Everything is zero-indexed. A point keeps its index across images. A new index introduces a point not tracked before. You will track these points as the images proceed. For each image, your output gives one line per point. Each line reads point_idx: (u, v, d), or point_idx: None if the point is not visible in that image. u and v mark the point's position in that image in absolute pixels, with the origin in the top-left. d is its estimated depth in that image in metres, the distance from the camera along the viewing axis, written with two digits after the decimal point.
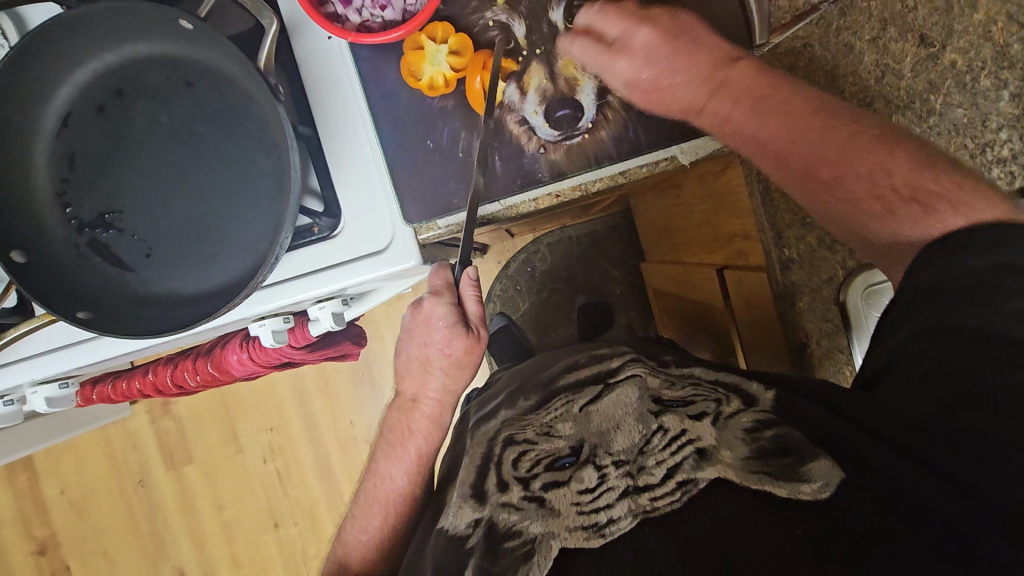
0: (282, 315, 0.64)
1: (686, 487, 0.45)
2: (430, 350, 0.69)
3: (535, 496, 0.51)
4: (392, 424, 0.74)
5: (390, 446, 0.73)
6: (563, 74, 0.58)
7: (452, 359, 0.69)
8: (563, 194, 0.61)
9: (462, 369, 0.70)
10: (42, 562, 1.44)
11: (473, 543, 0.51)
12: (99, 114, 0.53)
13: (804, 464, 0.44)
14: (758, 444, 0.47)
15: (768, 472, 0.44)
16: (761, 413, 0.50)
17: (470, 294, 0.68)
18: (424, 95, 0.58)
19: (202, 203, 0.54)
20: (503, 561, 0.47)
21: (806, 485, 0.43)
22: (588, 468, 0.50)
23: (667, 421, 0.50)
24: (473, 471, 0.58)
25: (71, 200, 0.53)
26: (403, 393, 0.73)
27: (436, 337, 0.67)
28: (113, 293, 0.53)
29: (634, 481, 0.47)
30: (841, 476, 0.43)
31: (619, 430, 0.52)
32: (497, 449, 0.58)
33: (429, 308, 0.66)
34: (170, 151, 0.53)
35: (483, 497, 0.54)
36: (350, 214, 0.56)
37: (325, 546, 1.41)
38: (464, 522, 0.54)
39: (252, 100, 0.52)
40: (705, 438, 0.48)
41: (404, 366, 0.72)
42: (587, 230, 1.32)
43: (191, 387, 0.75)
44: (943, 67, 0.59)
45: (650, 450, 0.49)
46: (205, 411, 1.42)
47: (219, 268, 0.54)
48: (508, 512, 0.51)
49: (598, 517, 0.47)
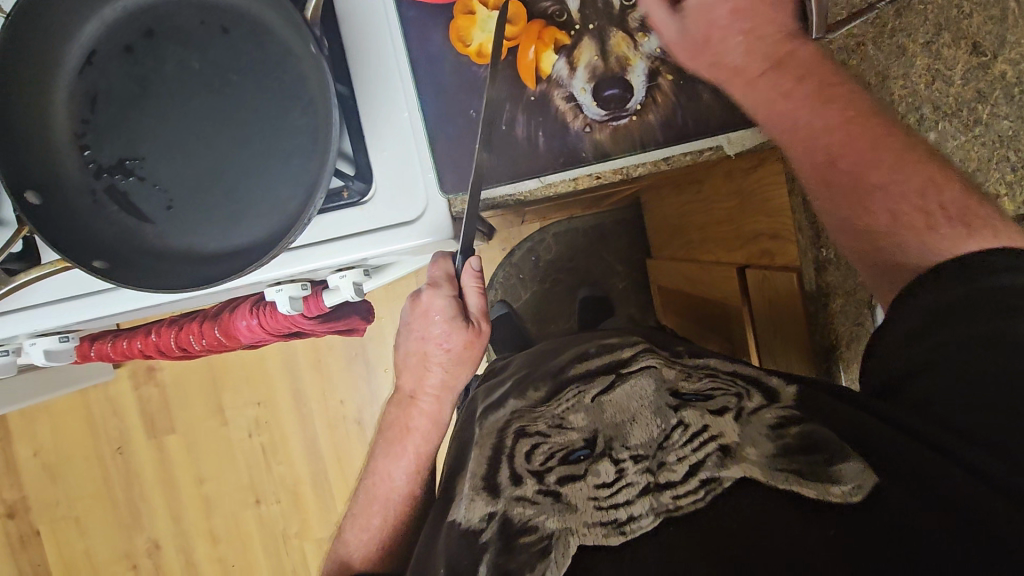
0: (300, 282, 0.63)
1: (709, 485, 0.43)
2: (427, 344, 0.66)
3: (551, 489, 0.49)
4: (391, 419, 0.70)
5: (390, 448, 0.70)
6: (614, 53, 0.57)
7: (450, 355, 0.66)
8: (603, 176, 0.59)
9: (462, 366, 0.67)
10: (10, 526, 1.40)
11: (488, 537, 0.49)
12: (125, 54, 0.50)
13: (832, 464, 0.42)
14: (783, 442, 0.45)
15: (795, 470, 0.42)
16: (786, 409, 0.49)
17: (472, 286, 0.65)
18: (471, 62, 0.57)
19: (232, 158, 0.51)
20: (517, 558, 0.45)
21: (836, 487, 0.41)
22: (605, 462, 0.48)
23: (687, 415, 0.48)
24: (484, 463, 0.55)
25: (91, 142, 0.50)
26: (403, 388, 0.70)
27: (434, 332, 0.65)
28: (132, 244, 0.51)
29: (654, 478, 0.45)
30: (874, 481, 0.41)
31: (635, 424, 0.50)
32: (508, 440, 0.56)
33: (426, 301, 0.65)
34: (197, 100, 0.51)
35: (497, 490, 0.52)
36: (384, 180, 0.55)
37: (308, 524, 1.39)
38: (478, 516, 0.51)
39: (291, 53, 0.50)
40: (727, 434, 0.47)
41: (404, 360, 0.69)
42: (594, 222, 1.31)
43: (195, 351, 0.72)
44: (993, 77, 0.62)
45: (669, 445, 0.47)
46: (191, 380, 1.38)
47: (244, 229, 0.52)
48: (523, 506, 0.48)
49: (616, 514, 0.44)
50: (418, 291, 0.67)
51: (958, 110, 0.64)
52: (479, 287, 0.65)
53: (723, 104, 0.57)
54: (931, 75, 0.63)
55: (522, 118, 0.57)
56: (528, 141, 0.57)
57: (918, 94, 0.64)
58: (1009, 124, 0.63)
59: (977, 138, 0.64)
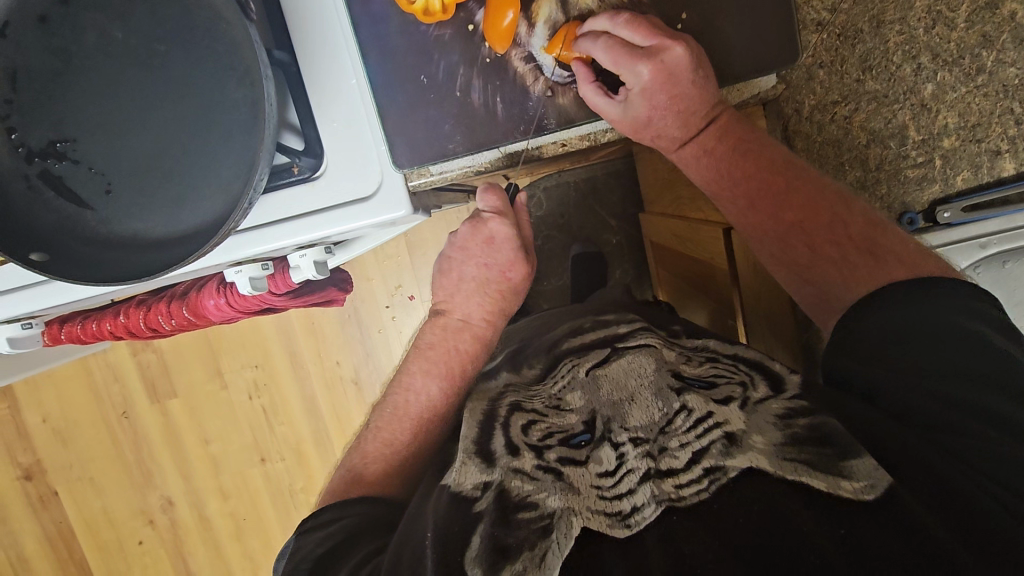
0: (260, 262, 0.60)
1: (714, 476, 0.42)
2: (491, 271, 0.69)
3: (551, 467, 0.48)
4: (433, 341, 0.70)
5: (430, 362, 0.69)
6: (575, 5, 0.56)
7: (510, 284, 0.70)
8: (570, 142, 0.63)
9: (515, 294, 0.72)
10: (28, 487, 1.45)
11: (483, 506, 0.47)
12: (41, 26, 0.46)
13: (844, 459, 0.42)
14: (791, 431, 0.45)
15: (806, 462, 0.42)
16: (790, 400, 0.49)
17: (523, 220, 0.71)
18: (418, 22, 0.56)
19: (171, 137, 0.48)
20: (517, 532, 0.44)
21: (846, 482, 0.40)
22: (605, 447, 0.48)
23: (690, 401, 0.49)
24: (476, 429, 0.56)
25: (17, 125, 0.46)
26: (451, 314, 0.71)
27: (500, 257, 0.68)
28: (71, 233, 0.48)
29: (655, 464, 0.44)
30: (886, 481, 0.41)
31: (634, 404, 0.51)
32: (502, 410, 0.58)
33: (493, 229, 0.66)
34: (123, 76, 0.47)
35: (491, 458, 0.51)
36: (333, 153, 0.52)
37: (312, 482, 1.41)
38: (470, 483, 0.50)
39: (221, 18, 0.46)
40: (733, 422, 0.46)
41: (455, 286, 0.70)
42: (586, 175, 1.23)
43: (166, 329, 0.73)
44: (1002, 17, 0.60)
45: (673, 430, 0.47)
46: (188, 347, 1.38)
47: (189, 213, 0.49)
48: (521, 480, 0.48)
49: (621, 505, 0.43)
50: (479, 214, 0.67)
51: (961, 58, 0.61)
52: (527, 224, 0.72)
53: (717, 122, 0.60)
54: (931, 15, 0.60)
55: (476, 83, 0.57)
56: (486, 108, 0.57)
57: (917, 40, 0.61)
58: (1016, 71, 0.61)
59: (980, 87, 0.62)
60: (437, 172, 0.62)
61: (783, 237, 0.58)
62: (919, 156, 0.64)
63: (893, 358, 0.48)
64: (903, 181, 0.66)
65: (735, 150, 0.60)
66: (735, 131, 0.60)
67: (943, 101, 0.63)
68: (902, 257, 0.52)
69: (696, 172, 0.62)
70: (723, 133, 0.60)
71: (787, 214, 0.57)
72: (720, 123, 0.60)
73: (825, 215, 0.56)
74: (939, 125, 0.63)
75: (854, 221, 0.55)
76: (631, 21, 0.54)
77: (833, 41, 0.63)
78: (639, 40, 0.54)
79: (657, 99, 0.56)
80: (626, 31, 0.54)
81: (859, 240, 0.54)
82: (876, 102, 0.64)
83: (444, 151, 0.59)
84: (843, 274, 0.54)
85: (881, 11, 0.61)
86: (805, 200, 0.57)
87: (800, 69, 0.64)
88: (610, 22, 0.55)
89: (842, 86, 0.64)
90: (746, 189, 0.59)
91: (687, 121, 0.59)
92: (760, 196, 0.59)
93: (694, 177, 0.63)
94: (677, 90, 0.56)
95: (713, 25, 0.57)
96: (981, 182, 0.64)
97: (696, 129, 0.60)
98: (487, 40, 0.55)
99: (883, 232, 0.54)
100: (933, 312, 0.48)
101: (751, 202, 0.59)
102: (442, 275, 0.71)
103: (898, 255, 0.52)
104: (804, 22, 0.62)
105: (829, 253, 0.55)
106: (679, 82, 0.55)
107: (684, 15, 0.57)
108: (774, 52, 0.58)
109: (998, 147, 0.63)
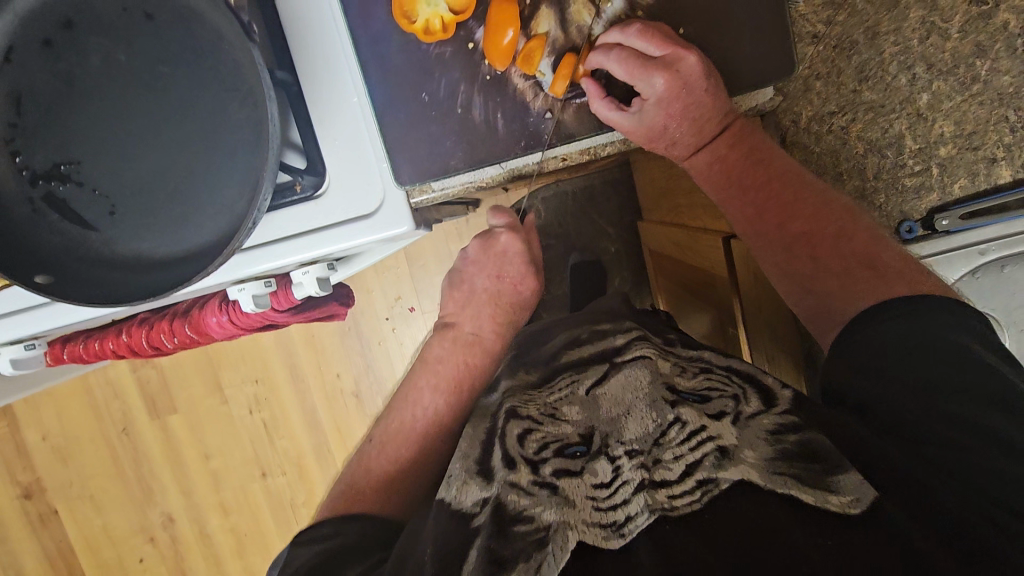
0: (263, 280, 0.61)
1: (706, 487, 0.43)
2: (510, 257, 0.71)
3: (547, 482, 0.48)
4: (450, 330, 0.70)
5: (446, 353, 0.69)
6: (574, 22, 0.57)
7: (527, 270, 0.72)
8: (571, 157, 0.62)
9: (530, 280, 0.73)
10: (28, 506, 1.44)
11: (480, 522, 0.48)
12: (45, 50, 0.46)
13: (831, 474, 0.43)
14: (781, 447, 0.45)
15: (794, 476, 0.43)
16: (782, 415, 0.49)
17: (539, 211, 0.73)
18: (419, 40, 0.57)
19: (174, 160, 0.48)
20: (514, 544, 0.44)
21: (834, 497, 0.42)
22: (602, 461, 0.47)
23: (684, 413, 0.48)
24: (477, 449, 0.56)
25: (22, 148, 0.47)
26: (468, 302, 0.71)
27: (518, 243, 0.70)
28: (77, 256, 0.48)
29: (649, 475, 0.45)
30: (872, 495, 0.42)
31: (630, 417, 0.50)
32: (501, 421, 0.57)
33: (512, 216, 0.68)
34: (126, 98, 0.47)
35: (491, 474, 0.51)
36: (336, 173, 0.52)
37: (314, 497, 1.40)
38: (470, 501, 0.50)
39: (223, 40, 0.46)
40: (725, 436, 0.46)
41: (473, 272, 0.71)
42: (583, 185, 1.23)
43: (168, 348, 0.74)
44: (994, 29, 0.59)
45: (666, 442, 0.47)
46: (188, 362, 1.37)
47: (192, 233, 0.49)
48: (517, 495, 0.48)
49: (616, 516, 0.44)
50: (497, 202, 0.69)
51: (955, 67, 0.61)
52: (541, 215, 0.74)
53: (728, 130, 0.61)
54: (925, 29, 0.62)
55: (477, 99, 0.58)
56: (487, 124, 0.58)
57: (913, 51, 0.62)
58: (1010, 81, 0.60)
59: (974, 97, 0.61)
60: (437, 189, 0.62)
61: (787, 250, 0.58)
62: (916, 165, 0.65)
63: (886, 371, 0.48)
64: (901, 190, 0.66)
65: (748, 158, 0.61)
66: (748, 135, 0.61)
67: (938, 111, 0.63)
68: (912, 270, 0.52)
69: (705, 179, 0.63)
70: (735, 140, 0.61)
71: (797, 225, 0.58)
72: (734, 130, 0.60)
73: (836, 227, 0.56)
74: (936, 134, 0.63)
75: (868, 233, 0.55)
76: (634, 26, 0.56)
77: (829, 53, 0.66)
78: (654, 49, 0.55)
79: (671, 107, 0.57)
80: (639, 41, 0.56)
81: (871, 252, 0.54)
82: (873, 111, 0.65)
83: (446, 169, 0.59)
84: (849, 287, 0.54)
85: (875, 23, 0.63)
86: (812, 206, 0.57)
87: (797, 81, 0.68)
88: (622, 34, 0.56)
89: (839, 96, 0.67)
90: (753, 197, 0.60)
91: (701, 127, 0.60)
92: (770, 206, 0.59)
93: (702, 183, 0.64)
94: (689, 98, 0.56)
95: (710, 42, 0.58)
96: (978, 189, 0.63)
97: (714, 137, 0.61)
98: (486, 56, 0.56)
99: (887, 250, 0.54)
100: (932, 324, 0.48)
101: (761, 212, 0.59)
102: (460, 264, 0.72)
103: (909, 271, 0.52)
104: (801, 34, 0.64)
105: (838, 266, 0.55)
106: (693, 91, 0.56)
107: (682, 30, 0.58)
108: (774, 63, 0.58)
109: (994, 155, 0.62)
